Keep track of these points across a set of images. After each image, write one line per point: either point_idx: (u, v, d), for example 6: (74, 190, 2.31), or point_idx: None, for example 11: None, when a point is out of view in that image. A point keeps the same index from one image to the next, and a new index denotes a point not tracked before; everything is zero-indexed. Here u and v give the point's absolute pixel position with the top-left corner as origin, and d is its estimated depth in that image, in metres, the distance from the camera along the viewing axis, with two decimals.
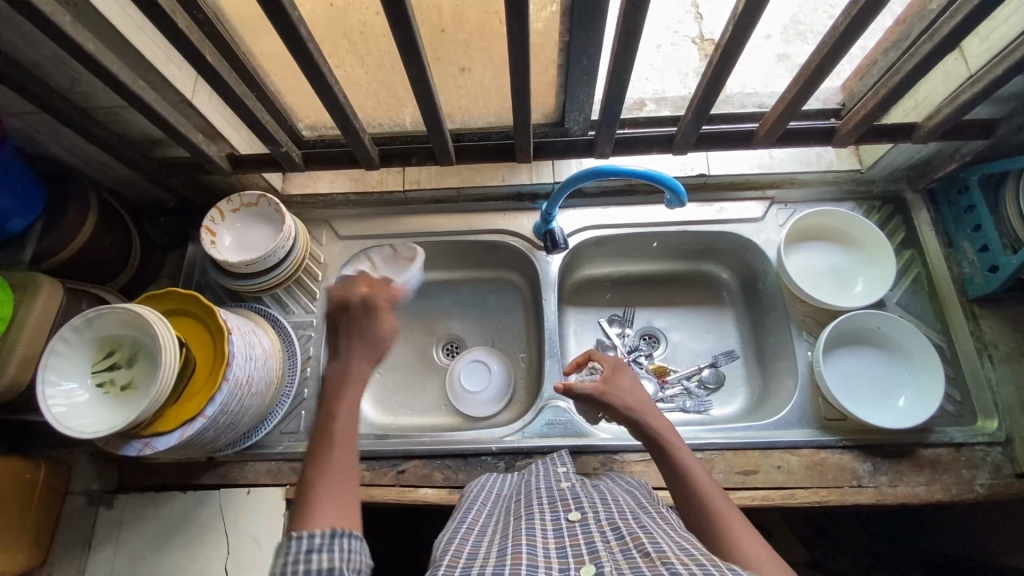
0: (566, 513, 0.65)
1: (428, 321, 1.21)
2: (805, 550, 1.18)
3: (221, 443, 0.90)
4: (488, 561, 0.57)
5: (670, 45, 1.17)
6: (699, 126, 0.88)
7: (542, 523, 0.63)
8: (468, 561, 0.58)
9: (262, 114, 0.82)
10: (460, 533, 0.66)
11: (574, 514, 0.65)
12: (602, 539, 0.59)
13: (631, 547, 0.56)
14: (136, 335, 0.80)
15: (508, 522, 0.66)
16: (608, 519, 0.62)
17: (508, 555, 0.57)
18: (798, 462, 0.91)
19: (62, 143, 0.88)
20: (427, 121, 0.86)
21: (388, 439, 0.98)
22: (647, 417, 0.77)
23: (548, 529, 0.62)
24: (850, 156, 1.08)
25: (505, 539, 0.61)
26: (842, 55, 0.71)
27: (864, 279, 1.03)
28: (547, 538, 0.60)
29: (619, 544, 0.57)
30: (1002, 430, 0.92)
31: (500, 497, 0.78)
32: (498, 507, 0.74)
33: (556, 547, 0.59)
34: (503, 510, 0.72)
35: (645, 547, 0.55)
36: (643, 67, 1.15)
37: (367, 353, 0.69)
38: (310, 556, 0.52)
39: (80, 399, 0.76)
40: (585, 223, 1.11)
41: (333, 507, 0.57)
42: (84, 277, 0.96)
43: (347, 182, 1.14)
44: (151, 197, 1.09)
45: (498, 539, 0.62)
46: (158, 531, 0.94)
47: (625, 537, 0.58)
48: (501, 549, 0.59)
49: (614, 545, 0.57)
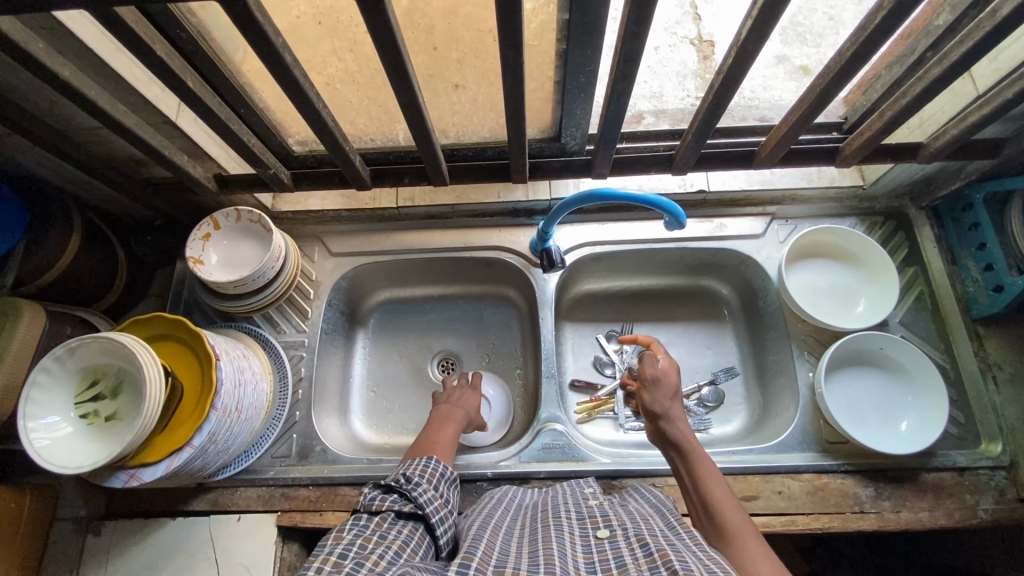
0: (595, 530, 0.64)
1: (422, 336, 1.19)
2: (805, 564, 1.18)
3: (210, 469, 0.88)
4: (520, 561, 0.58)
5: (668, 47, 1.15)
6: (699, 146, 0.86)
7: (571, 537, 0.62)
8: (501, 557, 0.58)
9: (248, 136, 0.79)
10: (490, 526, 0.66)
11: (603, 531, 0.63)
12: (631, 556, 0.57)
13: (659, 565, 0.53)
14: (121, 364, 0.77)
15: (535, 529, 0.66)
16: (637, 535, 0.60)
17: (541, 558, 0.58)
18: (799, 488, 0.90)
19: (43, 163, 0.85)
20: (419, 142, 0.83)
21: (382, 462, 0.96)
22: (674, 418, 0.83)
23: (577, 544, 0.61)
24: (853, 173, 1.05)
25: (536, 545, 0.61)
26: (848, 79, 0.69)
27: (867, 297, 1.01)
28: (576, 551, 0.60)
29: (647, 561, 0.55)
30: (1006, 453, 0.90)
31: (525, 505, 0.77)
32: (523, 512, 0.73)
33: (584, 560, 0.58)
34: (529, 516, 0.72)
35: (672, 564, 0.53)
36: (642, 70, 1.13)
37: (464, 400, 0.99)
38: (441, 477, 0.74)
39: (62, 432, 0.74)
40: (583, 239, 1.08)
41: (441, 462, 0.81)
42: (68, 299, 0.94)
43: (340, 199, 1.12)
44: (137, 214, 1.06)
45: (528, 542, 0.62)
46: (146, 559, 0.91)
47: (652, 553, 0.56)
48: (532, 552, 0.60)
49: (642, 562, 0.55)
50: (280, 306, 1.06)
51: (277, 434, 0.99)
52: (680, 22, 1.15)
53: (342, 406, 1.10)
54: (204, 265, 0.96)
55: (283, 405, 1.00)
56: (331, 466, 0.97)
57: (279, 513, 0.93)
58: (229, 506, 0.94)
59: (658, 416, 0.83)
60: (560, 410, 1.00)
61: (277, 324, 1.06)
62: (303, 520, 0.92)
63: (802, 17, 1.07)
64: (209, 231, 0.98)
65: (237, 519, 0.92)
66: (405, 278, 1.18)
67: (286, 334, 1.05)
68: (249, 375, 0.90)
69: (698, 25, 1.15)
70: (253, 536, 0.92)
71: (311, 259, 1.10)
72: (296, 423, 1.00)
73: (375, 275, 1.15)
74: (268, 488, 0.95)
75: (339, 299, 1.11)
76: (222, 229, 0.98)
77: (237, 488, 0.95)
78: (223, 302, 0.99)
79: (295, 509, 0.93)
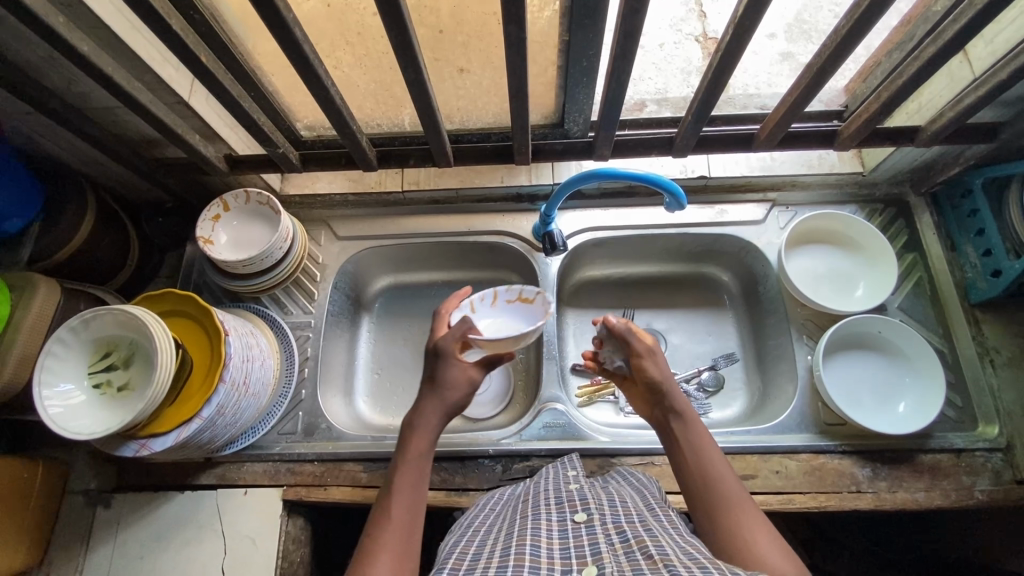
0: (572, 514, 0.65)
1: (427, 321, 1.20)
2: (805, 554, 1.18)
3: (218, 443, 0.90)
4: (490, 563, 0.57)
5: (673, 43, 1.16)
6: (699, 128, 0.88)
7: (548, 523, 0.63)
8: (470, 563, 0.58)
9: (259, 115, 0.82)
10: (467, 536, 0.67)
11: (580, 514, 0.65)
12: (606, 542, 0.59)
13: (634, 550, 0.56)
14: (133, 336, 0.80)
15: (513, 521, 0.67)
16: (614, 521, 0.63)
17: (511, 556, 0.57)
18: (796, 467, 0.91)
19: (60, 142, 0.88)
20: (424, 123, 0.85)
21: (387, 440, 0.98)
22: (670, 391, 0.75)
23: (553, 529, 0.62)
24: (853, 159, 1.07)
25: (509, 538, 0.61)
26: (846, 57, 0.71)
27: (866, 282, 1.02)
28: (552, 538, 0.60)
29: (623, 546, 0.57)
30: (1003, 435, 0.91)
31: (511, 497, 0.78)
32: (507, 507, 0.75)
33: (559, 546, 0.59)
34: (509, 509, 0.73)
35: (648, 549, 0.55)
36: (647, 65, 1.15)
37: (437, 407, 0.70)
38: None
39: (76, 400, 0.76)
40: (585, 225, 1.10)
41: None
42: (83, 277, 0.97)
43: (347, 183, 1.14)
44: (149, 196, 1.08)
45: (503, 536, 0.63)
46: (155, 531, 0.93)
47: (628, 539, 0.58)
48: (505, 549, 0.60)
49: (618, 547, 0.58)
50: (287, 287, 1.08)
51: (283, 411, 1.01)
52: (685, 20, 1.17)
53: (347, 388, 1.12)
54: (214, 245, 0.98)
55: (290, 383, 1.03)
56: (336, 443, 0.99)
57: (284, 488, 0.95)
58: (235, 481, 0.96)
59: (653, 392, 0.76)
60: (561, 391, 1.01)
61: (284, 305, 1.08)
62: (308, 494, 0.94)
63: (807, 16, 1.08)
64: (219, 213, 1.00)
65: (243, 493, 0.94)
66: (409, 263, 1.19)
67: (293, 315, 1.07)
68: (257, 352, 0.93)
69: (703, 22, 1.17)
70: (259, 508, 0.93)
71: (318, 242, 1.12)
72: (302, 401, 1.02)
73: (380, 260, 1.17)
74: (274, 463, 0.97)
75: (345, 282, 1.13)
76: (231, 211, 1.00)
77: (244, 463, 0.97)
78: (232, 282, 1.01)
79: (300, 484, 0.95)
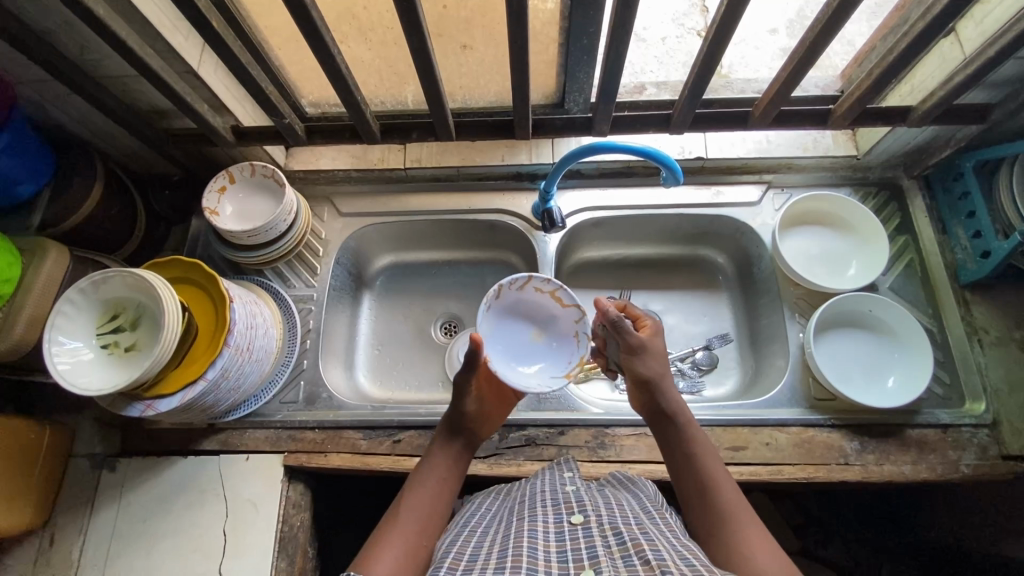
0: (568, 516, 0.66)
1: (427, 300, 1.23)
2: (796, 540, 1.22)
3: (220, 407, 0.92)
4: (487, 564, 0.57)
5: (675, 37, 1.17)
6: (695, 104, 0.90)
7: (545, 526, 0.64)
8: (469, 563, 0.58)
9: (266, 85, 0.84)
10: (462, 534, 0.66)
11: (576, 517, 0.65)
12: (603, 544, 0.60)
13: (631, 554, 0.56)
14: (142, 299, 0.82)
15: (510, 523, 0.67)
16: (610, 524, 0.63)
17: (509, 557, 0.58)
18: (786, 440, 0.93)
19: (71, 110, 0.90)
20: (428, 96, 0.87)
21: (386, 410, 1.00)
22: (666, 387, 0.79)
23: (550, 531, 0.63)
24: (848, 142, 1.08)
25: (507, 539, 0.62)
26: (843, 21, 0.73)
27: (859, 262, 1.05)
28: (549, 541, 0.61)
29: (620, 549, 0.58)
30: (990, 412, 0.93)
31: (506, 496, 0.79)
32: (501, 509, 0.74)
33: (556, 550, 0.59)
34: (505, 509, 0.74)
35: (645, 554, 0.56)
36: (649, 58, 1.15)
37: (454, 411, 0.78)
38: None
39: (85, 357, 0.78)
40: (584, 204, 1.12)
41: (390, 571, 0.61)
42: (91, 245, 0.98)
43: (350, 159, 1.15)
44: (156, 169, 1.10)
45: (500, 538, 0.63)
46: (159, 493, 0.96)
47: (625, 542, 0.59)
48: (501, 550, 0.60)
49: (614, 550, 0.58)
50: (290, 262, 1.10)
51: (285, 380, 1.03)
52: (688, 14, 1.18)
53: (348, 361, 1.14)
54: (219, 216, 1.00)
55: (292, 353, 1.05)
56: (337, 411, 1.01)
57: (285, 454, 0.97)
58: (238, 447, 0.98)
59: (651, 384, 0.78)
60: None
61: (288, 279, 1.10)
62: (309, 460, 0.96)
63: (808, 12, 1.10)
64: (225, 185, 1.02)
65: (245, 459, 0.96)
66: (410, 242, 1.21)
67: (296, 289, 1.09)
68: (260, 321, 0.95)
69: (705, 17, 1.17)
70: (260, 474, 0.96)
71: (321, 218, 1.14)
72: (304, 371, 1.04)
73: (382, 238, 1.19)
74: (276, 430, 0.99)
75: (347, 259, 1.15)
76: (237, 183, 1.02)
77: (246, 430, 0.99)
78: (236, 253, 1.03)
79: (301, 450, 0.97)
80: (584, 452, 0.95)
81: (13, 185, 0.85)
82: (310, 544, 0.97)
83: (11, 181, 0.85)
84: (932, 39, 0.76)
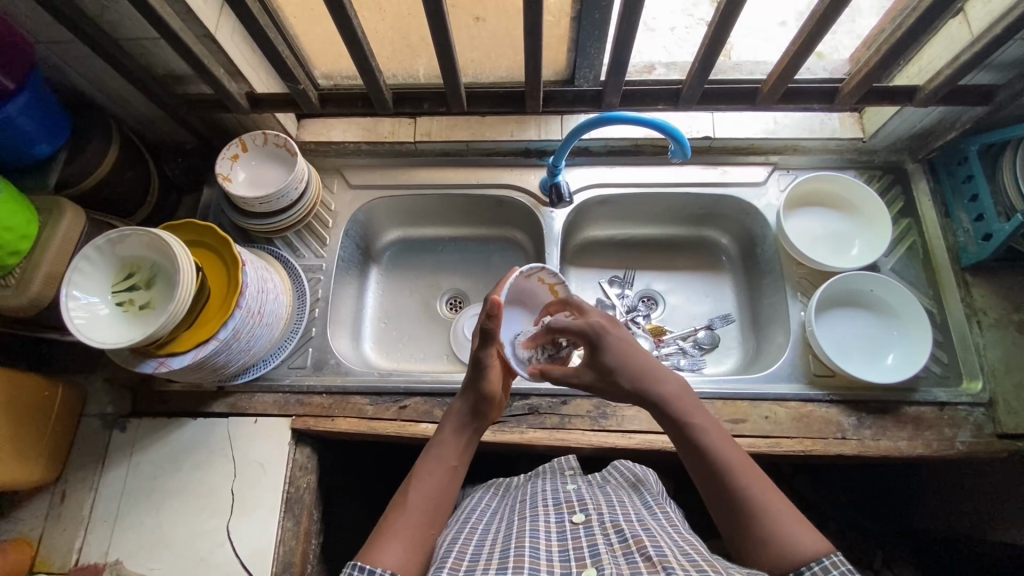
0: (570, 515, 0.67)
1: (433, 276, 1.24)
2: None
3: (231, 369, 0.94)
4: (489, 564, 0.58)
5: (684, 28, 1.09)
6: (704, 79, 0.91)
7: (546, 525, 0.65)
8: (470, 563, 0.59)
9: (283, 50, 0.85)
10: (464, 534, 0.67)
11: (578, 515, 0.67)
12: (605, 542, 0.61)
13: (633, 551, 0.58)
14: (156, 259, 0.83)
15: (511, 523, 0.68)
16: (611, 521, 0.65)
17: (510, 557, 0.59)
18: (784, 413, 0.95)
19: (90, 73, 0.91)
20: (442, 66, 0.88)
21: (391, 376, 1.02)
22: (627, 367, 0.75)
23: (552, 531, 0.64)
24: (854, 124, 1.10)
25: (508, 540, 0.63)
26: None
27: (861, 241, 1.06)
28: (550, 540, 0.62)
29: (622, 547, 0.59)
30: (986, 391, 0.94)
31: (508, 494, 0.82)
32: (503, 507, 0.76)
33: (558, 549, 0.61)
34: (506, 509, 0.75)
35: (647, 551, 0.57)
36: (655, 46, 1.10)
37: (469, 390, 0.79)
38: None
39: (100, 312, 0.80)
40: (591, 180, 1.13)
41: (399, 552, 0.63)
42: (106, 209, 1.00)
43: (360, 132, 1.17)
44: (170, 137, 1.12)
45: (502, 538, 0.65)
46: (168, 453, 0.97)
47: (627, 539, 0.60)
48: (502, 550, 0.61)
49: (617, 547, 0.60)
50: (300, 231, 1.11)
51: (294, 346, 1.05)
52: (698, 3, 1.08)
53: (354, 332, 1.16)
54: (232, 182, 1.02)
55: (300, 322, 1.06)
56: (344, 377, 1.02)
57: (293, 418, 0.99)
58: (246, 410, 1.00)
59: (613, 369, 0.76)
60: None
61: (297, 248, 1.11)
62: (316, 424, 0.98)
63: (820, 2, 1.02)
64: (238, 152, 1.03)
65: (253, 422, 0.98)
66: (418, 217, 1.23)
67: (305, 259, 1.11)
68: (271, 287, 0.96)
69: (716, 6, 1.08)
70: (269, 436, 0.98)
71: (331, 190, 1.15)
72: (312, 338, 1.06)
73: (390, 212, 1.20)
74: (283, 395, 1.01)
75: (356, 231, 1.17)
76: (249, 151, 1.04)
77: (254, 393, 1.01)
78: (248, 220, 1.04)
79: (308, 414, 0.99)
80: (586, 421, 0.96)
81: (32, 143, 0.86)
82: (315, 507, 0.98)
83: (29, 139, 0.86)
84: (939, 18, 0.77)
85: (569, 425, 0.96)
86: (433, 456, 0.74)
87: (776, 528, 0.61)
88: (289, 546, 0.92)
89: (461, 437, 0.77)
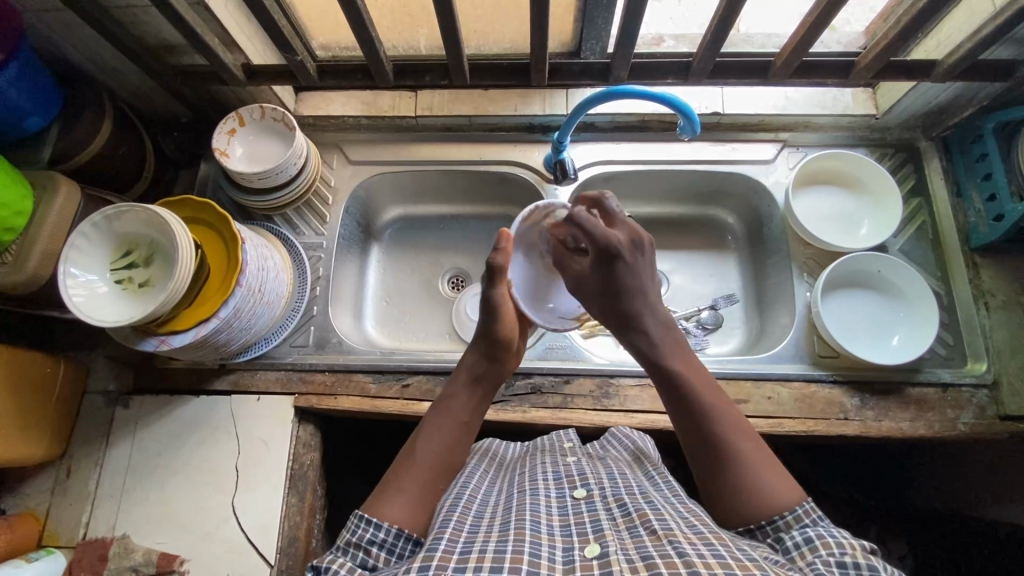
0: (571, 491, 0.68)
1: (435, 254, 1.23)
2: None
3: (232, 347, 0.94)
4: (489, 537, 0.58)
5: None
6: (715, 53, 0.88)
7: (547, 500, 0.66)
8: (470, 535, 0.59)
9: (279, 19, 0.82)
10: (462, 498, 0.67)
11: (580, 491, 0.67)
12: (607, 517, 0.61)
13: (637, 525, 0.58)
14: (154, 236, 0.82)
15: (511, 495, 0.69)
16: (614, 496, 0.65)
17: (511, 531, 0.58)
18: (788, 394, 0.95)
19: (80, 43, 0.88)
20: (444, 37, 0.85)
21: (394, 355, 1.02)
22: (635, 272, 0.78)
23: (553, 506, 0.65)
24: (867, 101, 1.07)
25: (508, 513, 0.63)
26: None
27: (871, 221, 1.04)
28: (551, 515, 0.62)
29: (625, 520, 0.59)
30: (990, 372, 0.94)
31: (503, 462, 0.83)
32: (500, 478, 0.77)
33: (559, 524, 0.61)
34: (504, 480, 0.75)
35: (651, 524, 0.58)
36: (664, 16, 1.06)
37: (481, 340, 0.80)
38: None
39: (99, 290, 0.79)
40: (596, 157, 1.10)
41: (404, 506, 0.65)
42: (101, 184, 0.98)
43: (360, 106, 1.13)
44: (165, 110, 1.09)
45: (501, 509, 0.65)
46: (172, 429, 0.98)
47: (630, 513, 0.60)
48: (503, 524, 0.61)
49: (620, 522, 0.60)
50: (300, 208, 1.09)
51: (296, 325, 1.04)
52: None
53: (356, 310, 1.15)
54: (229, 158, 1.00)
55: (301, 300, 1.05)
56: (346, 355, 1.02)
57: (296, 396, 0.99)
58: (249, 387, 1.00)
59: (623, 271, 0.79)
60: None
61: (297, 225, 1.09)
62: (319, 402, 0.98)
63: None
64: (235, 127, 1.01)
65: (255, 400, 0.98)
66: (420, 194, 1.21)
67: (305, 236, 1.09)
68: (271, 264, 0.95)
69: None
70: (272, 413, 0.98)
71: (330, 165, 1.13)
72: (314, 317, 1.05)
73: (390, 188, 1.18)
74: (286, 372, 1.01)
75: (356, 208, 1.15)
76: (246, 126, 1.01)
77: (257, 371, 1.01)
78: (246, 196, 1.02)
79: (311, 392, 0.99)
80: (588, 400, 0.96)
81: (22, 116, 0.84)
82: (317, 482, 1.00)
83: (19, 112, 0.83)
84: None
85: (571, 405, 0.96)
86: (443, 410, 0.74)
87: (761, 484, 0.62)
88: (293, 521, 0.94)
89: (474, 389, 0.77)
